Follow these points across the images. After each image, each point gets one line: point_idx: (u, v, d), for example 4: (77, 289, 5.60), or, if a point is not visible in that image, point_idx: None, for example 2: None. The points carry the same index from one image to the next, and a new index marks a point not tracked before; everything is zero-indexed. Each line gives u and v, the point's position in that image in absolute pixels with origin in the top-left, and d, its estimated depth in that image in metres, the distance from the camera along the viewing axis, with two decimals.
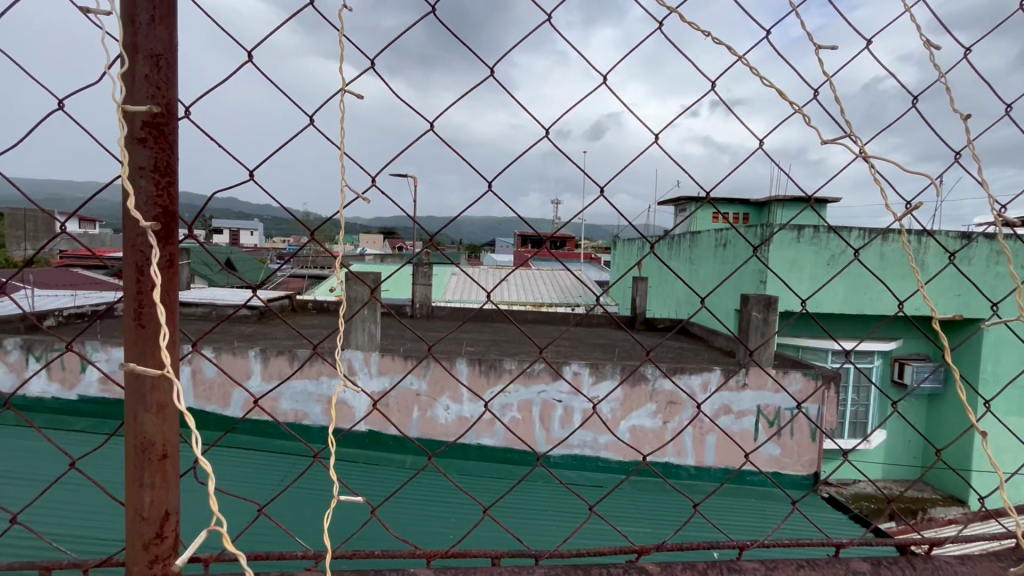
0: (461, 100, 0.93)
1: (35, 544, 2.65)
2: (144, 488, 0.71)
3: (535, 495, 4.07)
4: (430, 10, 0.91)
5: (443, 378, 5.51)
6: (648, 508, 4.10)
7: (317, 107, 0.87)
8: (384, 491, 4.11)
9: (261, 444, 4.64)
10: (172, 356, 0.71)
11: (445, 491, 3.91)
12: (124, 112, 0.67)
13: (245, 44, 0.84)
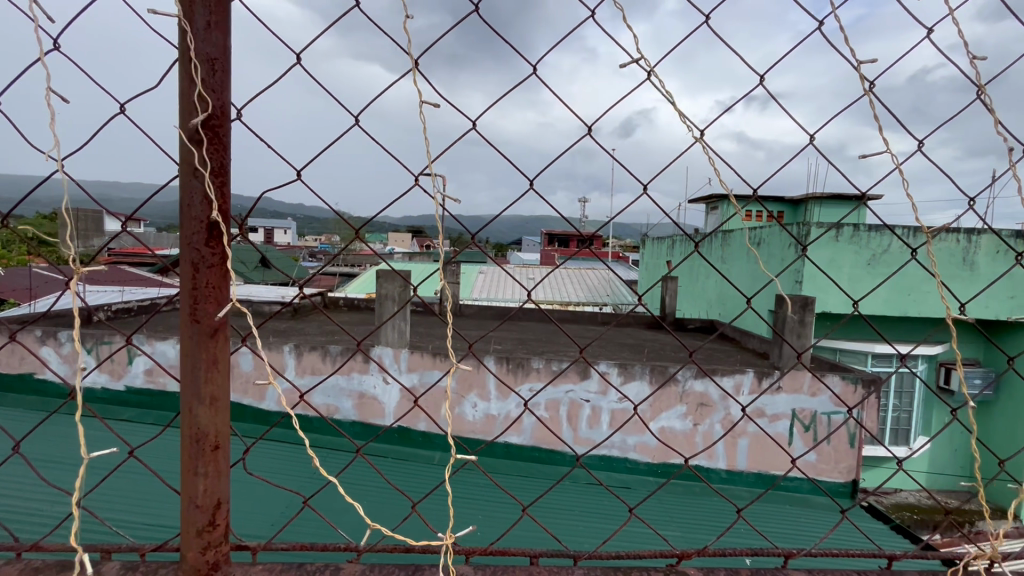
0: (504, 98, 0.93)
1: (100, 528, 2.80)
2: (198, 476, 0.73)
3: (574, 496, 4.06)
4: (476, 9, 0.93)
5: (470, 376, 5.57)
6: (690, 512, 4.04)
7: (363, 109, 0.89)
8: (423, 488, 4.18)
9: (301, 439, 4.78)
10: (224, 351, 0.74)
11: (483, 488, 3.95)
12: (183, 116, 0.69)
13: (295, 50, 0.87)
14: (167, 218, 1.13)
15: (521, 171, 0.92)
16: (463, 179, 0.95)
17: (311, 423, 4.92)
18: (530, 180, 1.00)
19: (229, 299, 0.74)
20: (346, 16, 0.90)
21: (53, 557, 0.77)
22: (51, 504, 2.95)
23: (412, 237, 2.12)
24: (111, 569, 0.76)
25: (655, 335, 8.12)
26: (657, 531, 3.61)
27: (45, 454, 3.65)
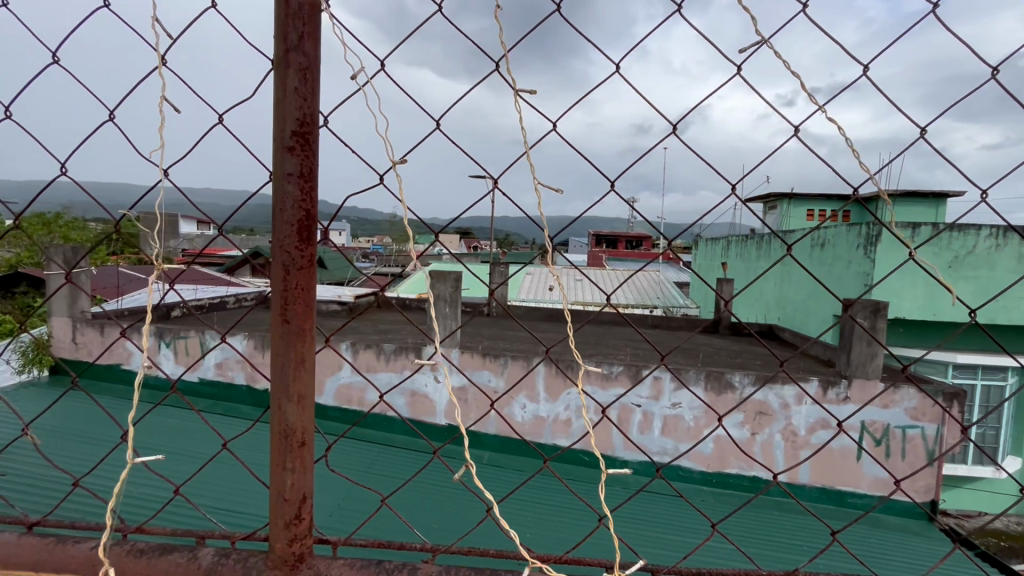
0: (586, 98, 0.91)
1: (194, 513, 3.01)
2: (286, 471, 0.76)
3: (658, 508, 3.98)
4: (558, 8, 0.91)
5: (520, 376, 5.57)
6: (777, 530, 3.84)
7: (443, 111, 0.89)
8: (500, 491, 4.23)
9: (369, 435, 4.95)
10: (311, 350, 0.76)
11: (559, 496, 3.94)
12: (277, 124, 0.72)
13: (379, 59, 0.88)
14: (252, 223, 1.19)
15: (604, 174, 0.90)
16: (547, 181, 0.94)
17: (373, 420, 5.13)
18: (613, 182, 0.96)
19: (316, 300, 0.76)
20: (428, 21, 0.91)
21: (155, 540, 0.82)
22: (154, 488, 3.19)
23: (463, 240, 2.16)
24: (206, 554, 0.80)
25: (709, 339, 7.86)
26: (741, 549, 3.46)
27: (143, 442, 3.95)
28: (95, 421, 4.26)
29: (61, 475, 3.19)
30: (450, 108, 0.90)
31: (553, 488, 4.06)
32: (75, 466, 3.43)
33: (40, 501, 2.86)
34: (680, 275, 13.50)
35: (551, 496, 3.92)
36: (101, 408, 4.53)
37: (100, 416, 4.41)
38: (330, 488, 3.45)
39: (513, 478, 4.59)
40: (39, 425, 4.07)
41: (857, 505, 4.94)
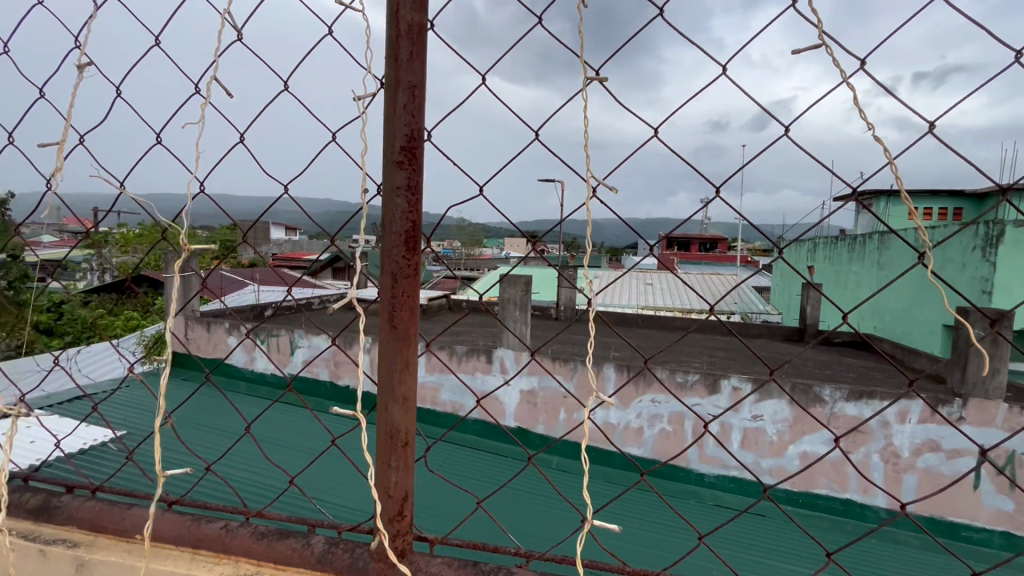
0: (690, 102, 0.87)
1: (305, 503, 3.27)
2: (390, 470, 0.80)
3: (762, 530, 3.77)
4: (660, 9, 0.87)
5: (590, 382, 5.50)
6: (899, 565, 3.50)
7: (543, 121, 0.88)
8: (596, 503, 4.19)
9: (462, 439, 5.11)
10: (414, 355, 0.80)
11: (656, 510, 3.85)
12: (387, 142, 0.76)
13: (480, 73, 0.88)
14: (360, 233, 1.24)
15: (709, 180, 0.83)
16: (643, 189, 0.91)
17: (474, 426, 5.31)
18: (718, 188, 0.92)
19: (419, 308, 0.80)
20: (528, 33, 0.91)
21: (273, 525, 0.89)
22: (271, 477, 3.48)
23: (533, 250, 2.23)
24: (318, 542, 0.86)
25: (794, 348, 7.33)
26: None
27: (265, 435, 4.31)
28: (214, 411, 4.74)
29: (194, 458, 3.58)
30: (547, 119, 0.89)
31: (651, 502, 3.97)
32: (207, 455, 3.83)
33: (177, 481, 3.25)
34: (759, 279, 12.72)
35: (650, 509, 3.86)
36: (229, 403, 5.04)
37: (229, 410, 4.89)
38: (436, 490, 3.57)
39: (611, 490, 4.51)
40: (178, 414, 4.60)
41: (975, 540, 4.36)
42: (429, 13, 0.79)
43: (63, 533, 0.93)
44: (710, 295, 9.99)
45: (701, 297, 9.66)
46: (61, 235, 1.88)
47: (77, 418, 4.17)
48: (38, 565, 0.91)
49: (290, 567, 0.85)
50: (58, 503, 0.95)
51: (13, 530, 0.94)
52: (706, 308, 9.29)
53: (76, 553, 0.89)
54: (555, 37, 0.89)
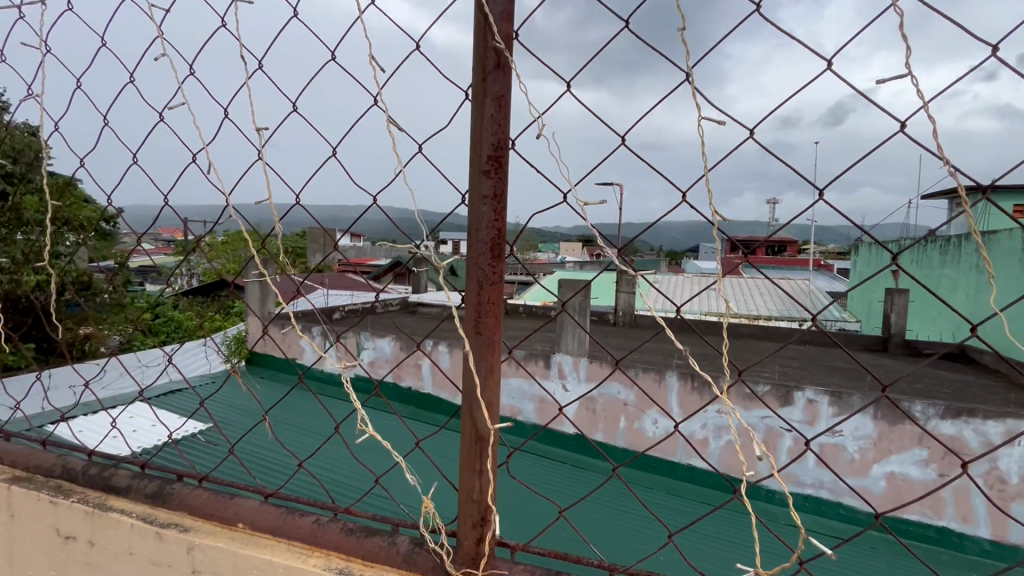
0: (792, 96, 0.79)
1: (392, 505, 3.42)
2: (475, 474, 0.81)
3: (852, 561, 3.48)
4: (759, 4, 0.81)
5: (651, 390, 5.36)
6: None
7: (631, 129, 0.80)
8: (684, 521, 4.11)
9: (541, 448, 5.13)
10: (498, 361, 0.80)
11: (748, 532, 3.71)
12: (474, 152, 0.77)
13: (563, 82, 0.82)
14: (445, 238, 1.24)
15: (816, 187, 0.73)
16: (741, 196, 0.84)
17: (556, 435, 5.29)
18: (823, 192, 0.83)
19: (503, 314, 0.80)
20: (613, 39, 0.84)
21: (360, 522, 0.93)
22: (358, 477, 3.65)
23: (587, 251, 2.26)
24: (403, 541, 0.89)
25: (876, 359, 6.79)
26: None
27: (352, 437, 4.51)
28: (303, 412, 5.04)
29: (287, 455, 3.81)
30: (635, 127, 0.81)
31: (743, 523, 3.83)
32: (299, 453, 4.09)
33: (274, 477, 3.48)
34: (834, 284, 11.93)
35: (740, 531, 3.72)
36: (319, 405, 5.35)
37: (319, 412, 5.17)
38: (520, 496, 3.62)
39: (694, 510, 4.39)
40: (275, 412, 4.95)
41: None
42: (517, 23, 0.79)
43: (175, 518, 1.01)
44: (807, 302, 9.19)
45: (800, 306, 8.88)
46: (159, 244, 2.07)
47: (184, 413, 4.58)
48: (154, 547, 0.99)
49: (376, 564, 0.88)
50: (171, 489, 1.04)
51: (132, 512, 1.04)
52: (807, 317, 8.53)
53: (186, 537, 0.96)
54: (646, 44, 0.81)
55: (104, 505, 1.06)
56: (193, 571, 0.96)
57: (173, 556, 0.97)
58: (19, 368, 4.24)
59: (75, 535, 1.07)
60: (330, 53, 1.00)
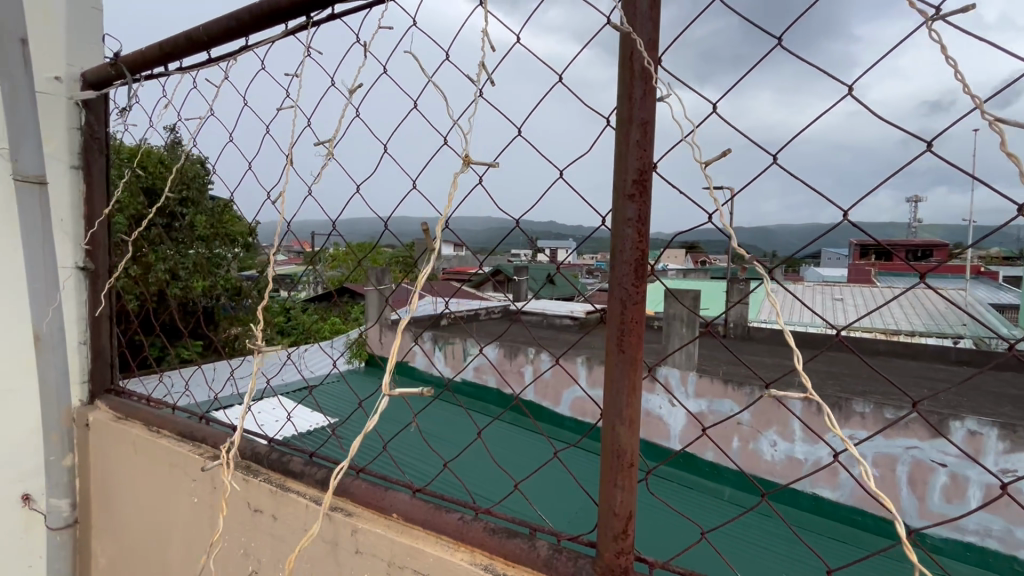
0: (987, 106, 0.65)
1: (535, 513, 3.58)
2: (616, 487, 0.83)
3: None
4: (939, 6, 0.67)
5: (769, 410, 4.99)
6: None
7: (785, 144, 0.76)
8: (840, 559, 3.80)
9: (671, 469, 5.02)
10: (639, 379, 0.82)
11: None
12: (620, 177, 0.80)
13: (708, 104, 0.80)
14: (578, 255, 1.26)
15: (1012, 202, 0.65)
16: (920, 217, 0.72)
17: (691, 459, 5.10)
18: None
19: (645, 332, 0.82)
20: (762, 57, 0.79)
21: (501, 523, 0.99)
22: (500, 483, 3.86)
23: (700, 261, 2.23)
24: (543, 546, 0.94)
25: None
26: None
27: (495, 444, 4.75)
28: (452, 414, 5.42)
29: (435, 458, 4.15)
30: (788, 143, 0.76)
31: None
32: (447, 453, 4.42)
33: (421, 473, 3.85)
34: (1000, 297, 10.16)
35: None
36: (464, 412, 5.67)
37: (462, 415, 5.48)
38: (665, 517, 3.67)
39: (852, 550, 4.00)
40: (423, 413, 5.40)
41: None
42: (661, 51, 0.81)
43: (341, 501, 1.16)
44: (966, 315, 7.91)
45: (956, 318, 7.68)
46: (299, 258, 2.39)
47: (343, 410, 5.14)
48: (325, 526, 1.14)
49: (518, 564, 0.94)
50: (337, 478, 1.20)
51: (307, 494, 1.21)
52: (965, 333, 7.36)
53: (351, 521, 1.10)
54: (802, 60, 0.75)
55: (283, 486, 1.25)
56: (357, 551, 1.09)
57: (340, 535, 1.12)
58: (187, 363, 5.01)
59: (262, 509, 1.26)
60: (475, 89, 1.00)
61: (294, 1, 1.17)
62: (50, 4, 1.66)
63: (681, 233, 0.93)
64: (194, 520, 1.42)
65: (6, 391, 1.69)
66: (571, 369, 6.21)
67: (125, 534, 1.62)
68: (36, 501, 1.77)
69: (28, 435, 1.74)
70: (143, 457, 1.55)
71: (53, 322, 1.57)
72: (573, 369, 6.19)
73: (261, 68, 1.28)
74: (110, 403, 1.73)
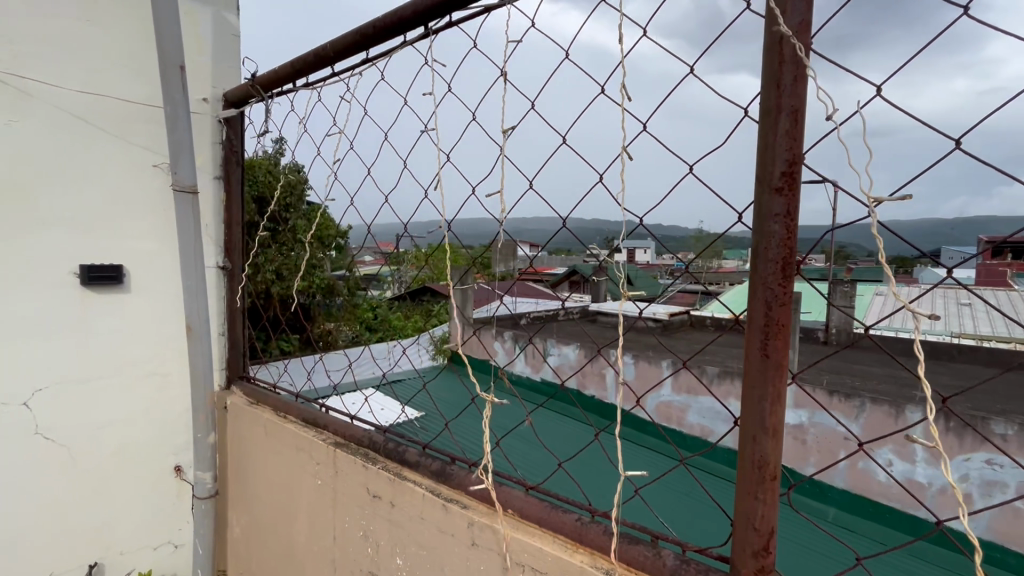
0: None
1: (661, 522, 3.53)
2: (757, 501, 0.78)
3: None
4: None
5: (883, 426, 4.53)
6: None
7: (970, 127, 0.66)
8: None
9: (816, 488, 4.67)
10: (785, 386, 0.77)
11: None
12: (766, 170, 0.75)
13: (873, 87, 0.72)
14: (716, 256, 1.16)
15: None
16: None
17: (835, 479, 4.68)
18: None
19: (792, 335, 0.77)
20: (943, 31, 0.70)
21: (621, 528, 0.98)
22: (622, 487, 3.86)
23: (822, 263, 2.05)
24: (669, 556, 0.91)
25: None
26: None
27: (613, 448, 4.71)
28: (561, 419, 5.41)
29: (550, 457, 4.23)
30: (976, 126, 0.66)
31: None
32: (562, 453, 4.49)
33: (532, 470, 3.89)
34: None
35: None
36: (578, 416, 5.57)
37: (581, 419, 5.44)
38: (798, 534, 3.58)
39: None
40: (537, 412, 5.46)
41: None
42: (814, 33, 0.74)
43: (458, 494, 1.20)
44: None
45: None
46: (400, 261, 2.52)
47: (454, 408, 5.36)
48: (442, 515, 1.18)
49: (642, 573, 0.91)
50: (451, 470, 1.24)
51: (423, 484, 1.26)
52: None
53: (467, 514, 1.13)
54: (997, 29, 0.65)
55: (400, 475, 1.31)
56: (473, 543, 1.12)
57: (456, 527, 1.15)
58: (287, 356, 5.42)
59: (381, 495, 1.34)
60: (598, 87, 0.97)
61: (417, 11, 1.23)
62: (200, 35, 1.89)
63: (836, 228, 0.83)
64: (318, 501, 1.54)
65: (162, 374, 1.93)
66: (656, 372, 6.01)
67: (257, 508, 1.79)
68: (184, 472, 2.01)
69: (179, 414, 1.98)
70: (274, 438, 1.71)
71: (200, 316, 1.78)
72: (657, 373, 5.99)
73: (382, 78, 1.35)
74: (244, 389, 1.93)
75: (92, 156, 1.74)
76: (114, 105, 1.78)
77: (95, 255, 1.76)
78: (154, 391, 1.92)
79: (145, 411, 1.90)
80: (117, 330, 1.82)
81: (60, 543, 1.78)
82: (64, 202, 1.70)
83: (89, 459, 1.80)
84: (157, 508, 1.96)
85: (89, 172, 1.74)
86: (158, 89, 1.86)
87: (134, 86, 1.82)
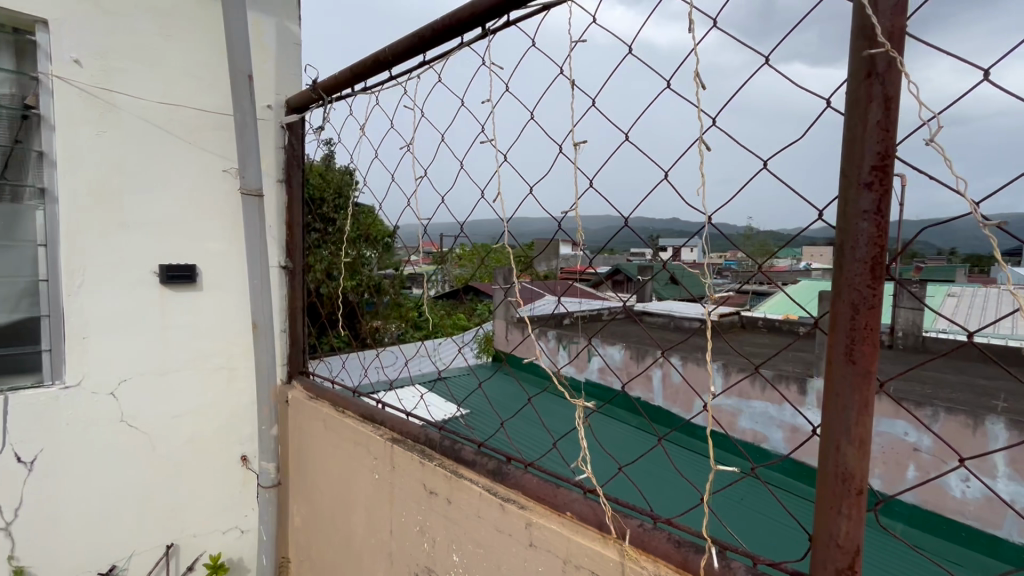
0: None
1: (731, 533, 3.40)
2: (840, 516, 0.73)
3: None
4: None
5: (958, 437, 4.21)
6: None
7: None
8: None
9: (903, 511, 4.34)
10: (872, 395, 0.72)
11: None
12: (854, 165, 0.70)
13: (981, 71, 0.67)
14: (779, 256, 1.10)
15: None
16: None
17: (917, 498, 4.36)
18: None
19: (880, 341, 0.72)
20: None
21: (686, 536, 0.94)
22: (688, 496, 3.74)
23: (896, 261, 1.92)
24: (738, 568, 0.87)
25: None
26: None
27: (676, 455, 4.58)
28: (618, 425, 5.31)
29: (612, 464, 4.16)
30: None
31: None
32: (622, 458, 4.40)
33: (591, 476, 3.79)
34: None
35: None
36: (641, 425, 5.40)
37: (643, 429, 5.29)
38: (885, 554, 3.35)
39: None
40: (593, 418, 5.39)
41: None
42: (909, 16, 0.69)
43: (515, 493, 1.20)
44: None
45: None
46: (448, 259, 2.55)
47: (509, 410, 5.37)
48: (499, 514, 1.19)
49: None
50: (507, 470, 1.24)
51: (480, 483, 1.27)
52: None
53: (525, 514, 1.13)
54: None
55: (457, 472, 1.33)
56: (531, 543, 1.11)
57: (514, 527, 1.15)
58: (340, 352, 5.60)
59: (437, 492, 1.36)
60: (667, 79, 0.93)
61: (475, 12, 1.23)
62: (265, 44, 1.98)
63: (927, 226, 0.77)
64: (375, 494, 1.58)
65: (230, 368, 2.04)
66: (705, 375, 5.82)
67: (316, 498, 1.87)
68: (250, 462, 2.11)
69: (246, 406, 2.09)
70: (332, 432, 1.77)
71: (264, 313, 1.87)
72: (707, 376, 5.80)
73: (439, 79, 1.36)
74: (303, 384, 2.00)
75: (169, 163, 1.86)
76: (189, 115, 1.90)
77: (172, 255, 1.88)
78: (223, 384, 2.03)
79: (216, 402, 2.02)
80: (191, 326, 1.94)
81: (142, 523, 1.91)
82: (146, 207, 1.82)
83: (167, 446, 1.93)
84: (226, 495, 2.07)
85: (167, 178, 1.85)
86: (227, 98, 1.97)
87: (206, 96, 1.93)
